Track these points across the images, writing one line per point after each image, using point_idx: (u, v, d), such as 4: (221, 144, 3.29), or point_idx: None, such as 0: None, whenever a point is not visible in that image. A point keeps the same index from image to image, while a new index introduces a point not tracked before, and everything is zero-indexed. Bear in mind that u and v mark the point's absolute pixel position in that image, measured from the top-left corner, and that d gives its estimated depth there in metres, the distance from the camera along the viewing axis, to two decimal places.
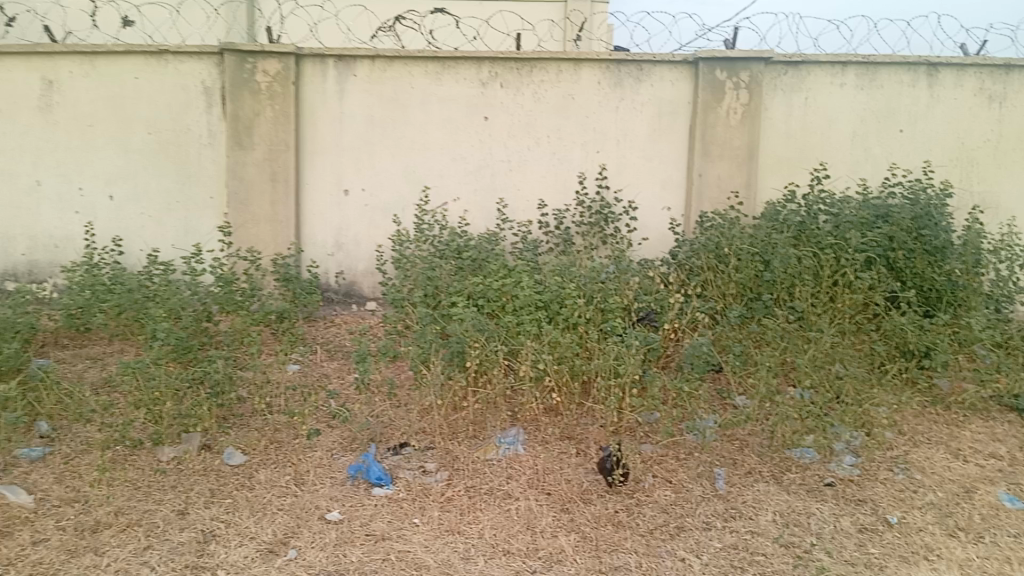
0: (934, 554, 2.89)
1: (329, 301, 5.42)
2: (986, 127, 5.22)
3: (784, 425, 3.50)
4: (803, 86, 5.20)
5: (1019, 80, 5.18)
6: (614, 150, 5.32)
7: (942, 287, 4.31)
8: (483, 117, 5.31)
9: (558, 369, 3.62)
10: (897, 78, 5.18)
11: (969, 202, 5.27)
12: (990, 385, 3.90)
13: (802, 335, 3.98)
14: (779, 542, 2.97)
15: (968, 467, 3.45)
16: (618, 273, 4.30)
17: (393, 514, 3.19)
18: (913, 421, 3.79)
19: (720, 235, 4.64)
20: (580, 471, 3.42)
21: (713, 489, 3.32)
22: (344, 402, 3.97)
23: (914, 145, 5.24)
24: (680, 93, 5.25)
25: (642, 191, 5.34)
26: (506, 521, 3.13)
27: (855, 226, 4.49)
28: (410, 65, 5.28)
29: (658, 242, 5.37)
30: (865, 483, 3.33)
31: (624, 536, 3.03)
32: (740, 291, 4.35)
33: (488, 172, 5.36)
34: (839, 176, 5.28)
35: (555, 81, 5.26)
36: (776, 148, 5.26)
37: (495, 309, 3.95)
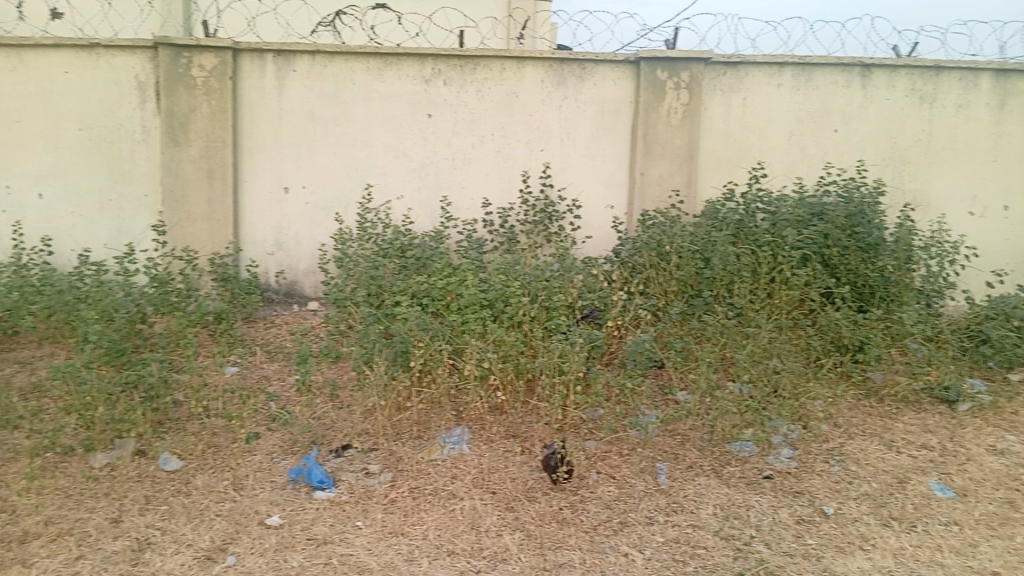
0: (869, 544, 2.97)
1: (269, 301, 5.32)
2: (917, 126, 5.37)
3: (723, 419, 3.57)
4: (742, 86, 5.30)
5: (948, 81, 5.33)
6: (558, 149, 5.33)
7: (875, 283, 4.43)
8: (426, 114, 5.27)
9: (503, 368, 3.61)
10: (831, 79, 5.31)
11: (901, 201, 5.43)
12: (921, 377, 4.01)
13: (741, 331, 4.05)
14: (719, 535, 3.01)
15: (901, 457, 3.55)
16: (562, 272, 4.32)
17: (335, 517, 3.15)
18: (848, 413, 3.90)
19: (662, 234, 4.70)
20: (525, 468, 3.42)
21: (655, 483, 3.35)
22: (284, 404, 3.90)
23: (848, 144, 5.38)
24: (622, 92, 5.29)
25: (585, 190, 5.37)
26: (450, 521, 3.11)
27: (792, 224, 4.60)
28: (351, 61, 5.21)
29: (602, 240, 5.39)
30: (802, 475, 3.40)
31: (568, 533, 3.04)
32: (681, 288, 4.42)
33: (432, 170, 5.33)
34: (777, 175, 5.40)
35: (499, 79, 5.25)
36: (716, 147, 5.35)
37: (439, 308, 3.92)
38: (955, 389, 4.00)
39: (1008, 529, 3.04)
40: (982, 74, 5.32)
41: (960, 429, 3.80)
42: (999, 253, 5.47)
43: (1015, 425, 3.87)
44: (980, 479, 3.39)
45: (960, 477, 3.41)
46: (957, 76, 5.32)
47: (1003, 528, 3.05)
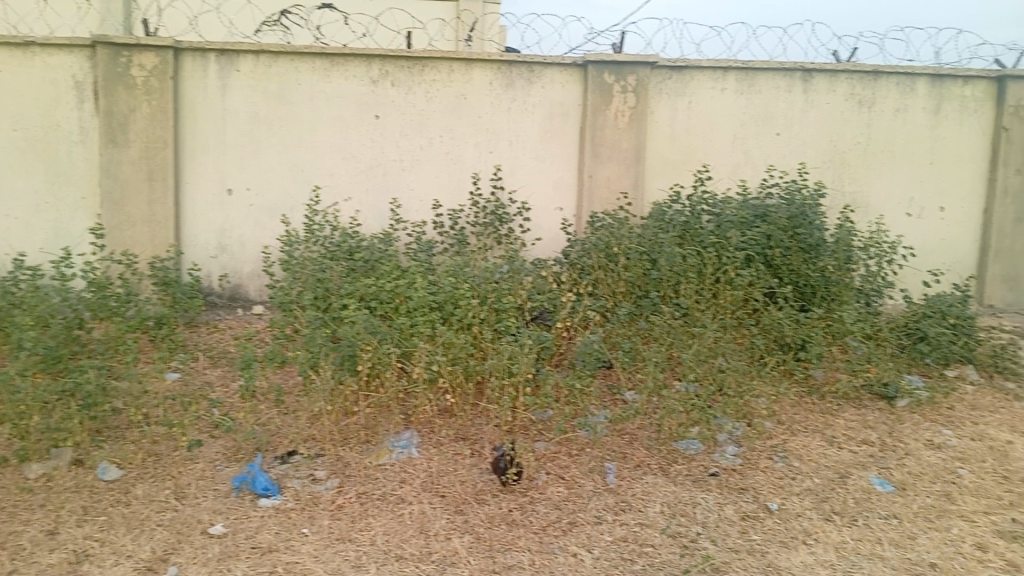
0: (812, 538, 3.02)
1: (212, 305, 5.21)
2: (856, 130, 5.51)
3: (670, 417, 3.63)
4: (687, 90, 5.37)
5: (886, 86, 5.48)
6: (507, 151, 5.34)
7: (816, 283, 4.54)
8: (374, 115, 5.23)
9: (452, 370, 3.60)
10: (774, 83, 5.42)
11: (841, 202, 5.58)
12: (861, 374, 4.11)
13: (687, 331, 4.11)
14: (666, 533, 3.05)
15: (842, 453, 3.63)
16: (511, 273, 4.31)
17: (281, 524, 3.09)
18: (790, 410, 3.98)
19: (610, 235, 4.74)
20: (474, 471, 3.41)
21: (603, 483, 3.37)
22: (228, 410, 3.83)
23: (790, 147, 5.49)
24: (570, 95, 5.32)
25: (534, 192, 5.38)
26: (398, 526, 3.08)
27: (735, 225, 4.70)
28: (296, 61, 5.14)
29: (551, 242, 5.42)
30: (746, 472, 3.46)
31: (517, 535, 3.04)
32: (628, 290, 4.47)
33: (380, 172, 5.28)
34: (721, 177, 5.49)
35: (447, 81, 5.24)
36: (662, 150, 5.42)
37: (388, 311, 3.88)
38: (894, 386, 4.11)
39: (945, 521, 3.13)
40: (918, 80, 5.49)
41: (898, 424, 3.91)
42: (935, 253, 5.64)
43: (951, 419, 3.98)
44: (918, 473, 3.48)
45: (898, 471, 3.50)
46: (894, 81, 5.48)
47: (940, 519, 3.14)
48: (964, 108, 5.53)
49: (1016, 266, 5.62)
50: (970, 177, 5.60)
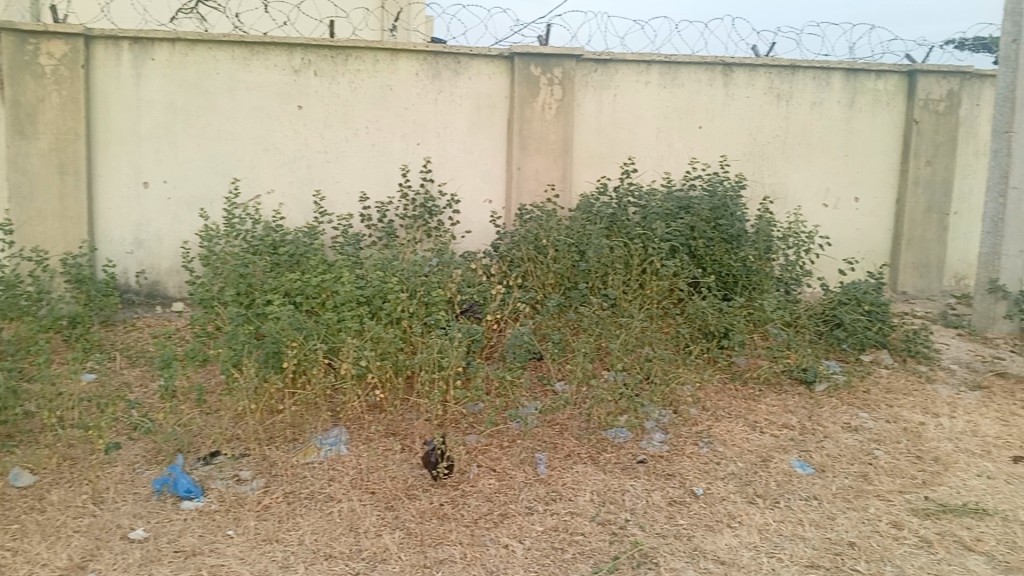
0: (736, 521, 3.11)
1: (129, 303, 5.03)
2: (774, 123, 5.67)
3: (599, 407, 3.70)
4: (612, 83, 5.43)
5: (803, 80, 5.65)
6: (434, 143, 5.30)
7: (738, 272, 4.67)
8: (297, 106, 5.12)
9: (381, 366, 3.56)
10: (696, 77, 5.53)
11: (760, 194, 5.74)
12: (781, 360, 4.27)
13: (614, 321, 4.18)
14: (596, 521, 3.08)
15: (764, 438, 3.74)
16: (441, 266, 4.27)
17: (205, 528, 3.01)
18: (714, 397, 4.08)
19: (538, 227, 4.78)
20: (405, 466, 3.39)
21: (534, 473, 3.39)
22: (147, 411, 3.70)
23: (712, 140, 5.62)
24: (497, 87, 5.31)
25: (464, 184, 5.36)
26: (327, 525, 3.03)
27: (661, 217, 4.80)
28: (214, 50, 4.99)
29: (481, 234, 5.41)
30: (673, 458, 3.53)
31: (448, 528, 3.02)
32: (558, 281, 4.50)
33: (304, 163, 5.18)
34: (646, 170, 5.58)
35: (372, 71, 5.16)
36: (589, 142, 5.47)
37: (314, 306, 3.80)
38: (812, 370, 4.25)
39: (862, 501, 3.26)
40: (833, 74, 5.67)
41: (817, 408, 4.04)
42: (850, 242, 5.87)
43: (867, 402, 4.13)
44: (836, 455, 3.62)
45: (818, 454, 3.63)
46: (811, 76, 5.65)
47: (858, 500, 3.27)
48: (876, 101, 5.74)
49: (927, 254, 5.85)
50: (883, 169, 5.83)
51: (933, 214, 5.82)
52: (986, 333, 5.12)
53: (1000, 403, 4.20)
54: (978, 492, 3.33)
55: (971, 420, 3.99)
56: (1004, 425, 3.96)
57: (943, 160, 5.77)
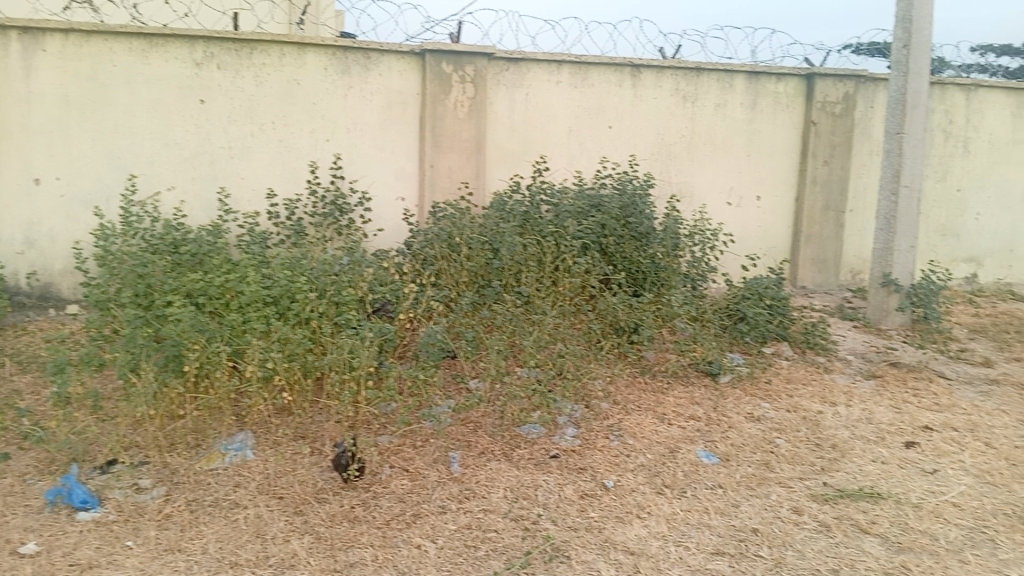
0: (645, 512, 3.18)
1: (20, 306, 4.79)
2: (681, 124, 5.83)
3: (512, 403, 3.74)
4: (524, 82, 5.47)
5: (708, 81, 5.82)
6: (345, 139, 5.22)
7: (646, 269, 4.80)
8: (199, 100, 4.95)
9: (289, 367, 3.48)
10: (605, 78, 5.62)
11: (668, 192, 5.90)
12: (688, 354, 4.39)
13: (527, 318, 4.22)
14: (508, 517, 3.10)
15: (672, 429, 3.85)
16: (352, 264, 4.21)
17: (102, 539, 2.89)
18: (625, 390, 4.16)
19: (452, 225, 4.77)
20: (314, 469, 3.33)
21: (448, 472, 3.39)
22: (38, 419, 3.53)
23: (621, 140, 5.73)
24: (408, 84, 5.27)
25: (375, 181, 5.30)
26: (233, 532, 2.95)
27: (573, 215, 4.87)
28: (111, 41, 4.78)
29: (393, 232, 5.36)
30: (585, 452, 3.58)
31: (359, 531, 2.98)
32: (471, 279, 4.50)
33: (207, 159, 5.02)
34: (558, 169, 5.65)
35: (278, 65, 5.04)
36: (501, 140, 5.50)
37: (217, 307, 3.69)
38: (717, 363, 4.39)
39: (764, 488, 3.38)
40: (736, 77, 5.86)
41: (722, 399, 4.18)
42: (752, 239, 6.09)
43: (769, 392, 4.30)
44: (740, 445, 3.75)
45: (723, 443, 3.75)
46: (715, 78, 5.83)
47: (761, 487, 3.39)
48: (777, 103, 5.97)
49: (824, 250, 6.12)
50: (783, 168, 6.07)
51: (830, 211, 6.09)
52: (879, 325, 5.40)
53: (892, 391, 4.43)
54: (872, 477, 3.51)
55: (865, 408, 4.20)
56: (896, 412, 4.18)
57: (839, 160, 6.04)
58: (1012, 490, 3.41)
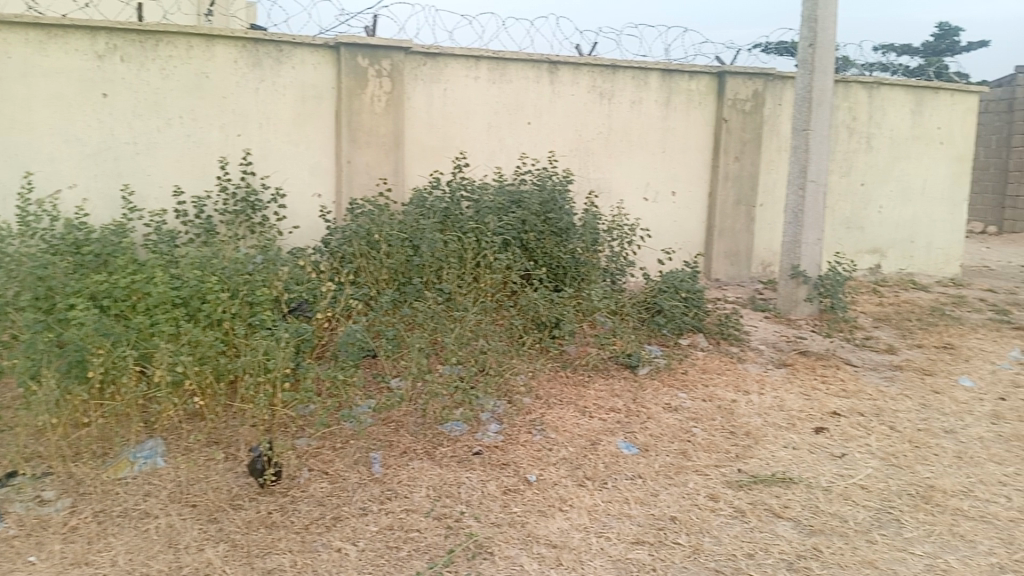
0: (567, 504, 3.21)
1: None
2: (598, 120, 5.90)
3: (434, 401, 3.70)
4: (441, 77, 5.44)
5: (624, 78, 5.91)
6: (256, 134, 5.08)
7: (567, 264, 4.86)
8: (102, 94, 4.73)
9: (200, 371, 3.38)
10: (523, 74, 5.64)
11: (587, 188, 5.98)
12: (608, 347, 4.49)
13: (449, 315, 4.20)
14: (431, 516, 3.07)
15: (593, 422, 3.90)
16: (267, 263, 4.11)
17: (1, 556, 2.74)
18: (547, 385, 4.20)
19: (370, 223, 4.70)
20: (229, 475, 3.23)
21: (369, 473, 3.34)
22: None
23: (540, 136, 5.77)
24: (322, 77, 5.17)
25: (289, 177, 5.17)
26: (143, 543, 2.84)
27: (493, 211, 4.89)
28: (4, 32, 4.52)
29: (309, 229, 5.25)
30: (508, 447, 3.60)
31: (277, 537, 2.91)
32: (391, 277, 4.46)
33: (111, 155, 4.81)
34: (478, 165, 5.64)
35: (186, 58, 4.86)
36: (419, 136, 5.45)
37: (123, 310, 3.56)
38: (636, 355, 4.48)
39: (682, 476, 3.47)
40: (650, 74, 5.97)
41: (641, 391, 4.26)
42: (668, 234, 6.23)
43: (686, 382, 4.41)
44: (658, 435, 3.83)
45: (642, 434, 3.83)
46: (630, 75, 5.92)
47: (679, 476, 3.48)
48: (689, 101, 6.11)
49: (737, 243, 6.30)
50: (696, 164, 6.22)
51: (742, 206, 6.27)
52: (789, 315, 5.60)
53: (802, 378, 4.61)
54: (784, 462, 3.63)
55: (777, 396, 4.36)
56: (806, 399, 4.34)
57: (749, 156, 6.23)
58: (914, 471, 3.59)
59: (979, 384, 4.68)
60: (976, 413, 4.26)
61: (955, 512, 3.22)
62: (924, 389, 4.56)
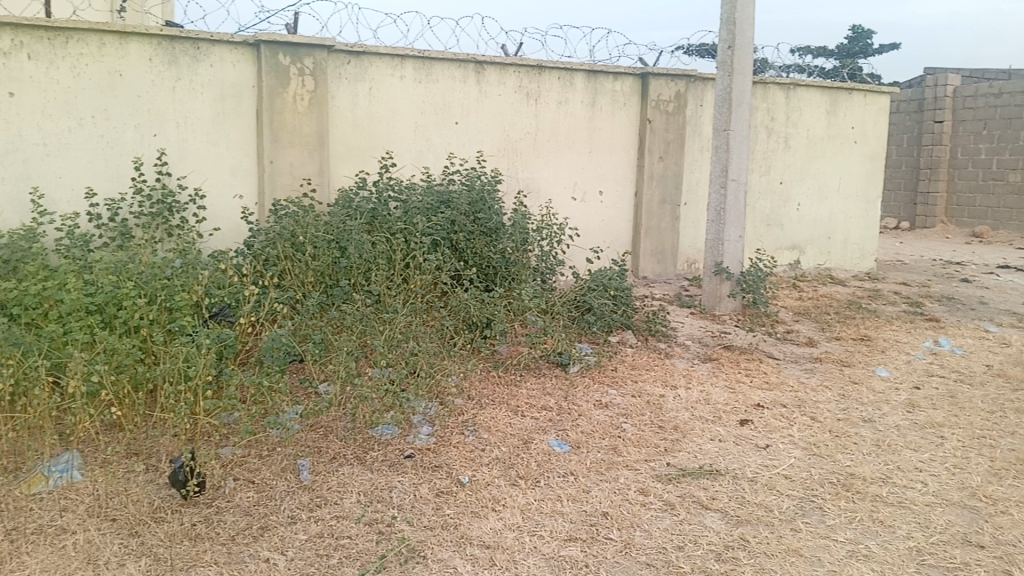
0: (500, 504, 3.20)
1: None
2: (526, 120, 5.93)
3: (364, 406, 3.63)
4: (366, 76, 5.37)
5: (550, 78, 5.95)
6: (174, 134, 4.92)
7: (497, 264, 4.86)
8: (8, 93, 4.50)
9: (116, 380, 3.27)
10: (449, 74, 5.62)
11: (515, 187, 6.00)
12: (539, 346, 4.50)
13: (378, 317, 4.15)
14: (362, 522, 3.02)
15: (525, 421, 3.91)
16: (186, 267, 4.00)
17: None
18: (479, 385, 4.20)
19: (295, 224, 4.61)
20: (150, 487, 3.12)
21: (297, 481, 3.27)
22: None
23: (467, 135, 5.75)
24: (242, 76, 5.04)
25: (208, 178, 5.03)
26: (60, 560, 2.70)
27: (422, 211, 4.85)
28: None
29: (231, 231, 5.11)
30: (440, 449, 3.57)
31: (202, 549, 2.81)
32: (317, 279, 4.38)
33: (19, 157, 4.58)
34: (405, 165, 5.59)
35: (98, 56, 4.67)
36: (345, 136, 5.37)
37: (34, 318, 3.48)
38: (566, 353, 4.53)
39: (613, 472, 3.51)
40: (576, 75, 6.03)
41: (572, 388, 4.29)
42: (596, 232, 6.29)
43: (616, 378, 4.46)
44: (589, 431, 3.86)
45: (574, 431, 3.85)
46: (556, 76, 5.97)
47: (610, 471, 3.52)
48: (614, 101, 6.19)
49: (662, 241, 6.42)
50: (622, 163, 6.31)
51: (666, 205, 6.38)
52: (713, 310, 5.73)
53: (727, 371, 4.73)
54: (711, 455, 3.71)
55: (703, 389, 4.45)
56: (731, 392, 4.45)
57: (673, 156, 6.35)
58: (835, 459, 3.72)
59: (895, 374, 4.88)
60: (892, 402, 4.44)
61: (874, 498, 3.35)
62: (843, 380, 4.74)
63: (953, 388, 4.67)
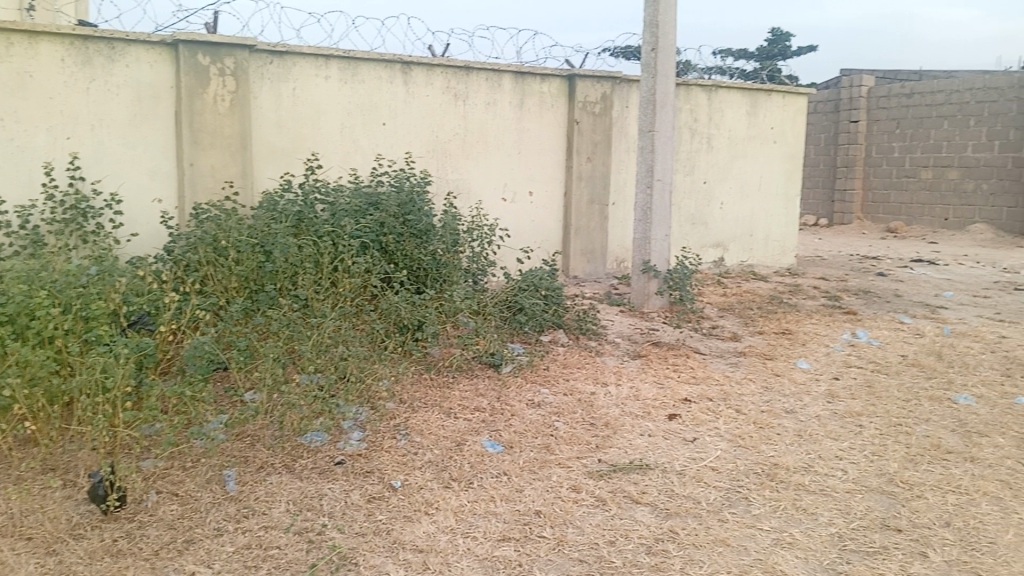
0: (433, 508, 3.19)
1: None
2: (454, 121, 5.92)
3: (291, 413, 3.56)
4: (289, 76, 5.28)
5: (478, 80, 5.97)
6: (88, 137, 4.74)
7: (427, 266, 4.85)
8: None
9: (30, 394, 3.15)
10: (375, 74, 5.57)
11: (444, 189, 5.98)
12: (471, 347, 4.51)
13: (305, 322, 4.08)
14: (291, 531, 2.97)
15: (458, 422, 3.91)
16: (102, 274, 3.85)
17: None
18: (411, 388, 4.18)
19: (217, 228, 4.50)
20: (67, 503, 3.00)
21: (223, 492, 3.19)
22: None
23: (395, 137, 5.71)
24: (160, 77, 4.89)
25: (125, 182, 4.87)
26: None
27: (350, 214, 4.78)
28: None
29: (150, 237, 4.95)
30: (372, 455, 3.54)
31: (124, 565, 2.73)
32: (241, 284, 4.28)
33: None
34: (332, 167, 5.51)
35: (5, 56, 4.48)
36: (269, 138, 5.27)
37: None
38: (499, 354, 4.55)
39: (545, 470, 3.54)
40: (504, 76, 6.06)
41: (504, 389, 4.31)
42: (526, 232, 6.33)
43: (548, 378, 4.50)
44: (522, 431, 3.88)
45: (506, 432, 3.87)
46: (484, 77, 5.98)
47: (542, 470, 3.54)
48: (542, 102, 6.25)
49: (592, 241, 6.49)
50: (550, 164, 6.36)
51: (595, 205, 6.46)
52: (642, 308, 5.83)
53: (655, 368, 4.82)
54: (640, 450, 3.78)
55: (633, 386, 4.53)
56: (659, 388, 4.54)
57: (601, 157, 6.44)
58: (759, 450, 3.83)
59: (815, 366, 5.06)
60: (813, 393, 4.60)
61: (797, 487, 3.47)
62: (766, 373, 4.88)
63: (870, 378, 4.86)
